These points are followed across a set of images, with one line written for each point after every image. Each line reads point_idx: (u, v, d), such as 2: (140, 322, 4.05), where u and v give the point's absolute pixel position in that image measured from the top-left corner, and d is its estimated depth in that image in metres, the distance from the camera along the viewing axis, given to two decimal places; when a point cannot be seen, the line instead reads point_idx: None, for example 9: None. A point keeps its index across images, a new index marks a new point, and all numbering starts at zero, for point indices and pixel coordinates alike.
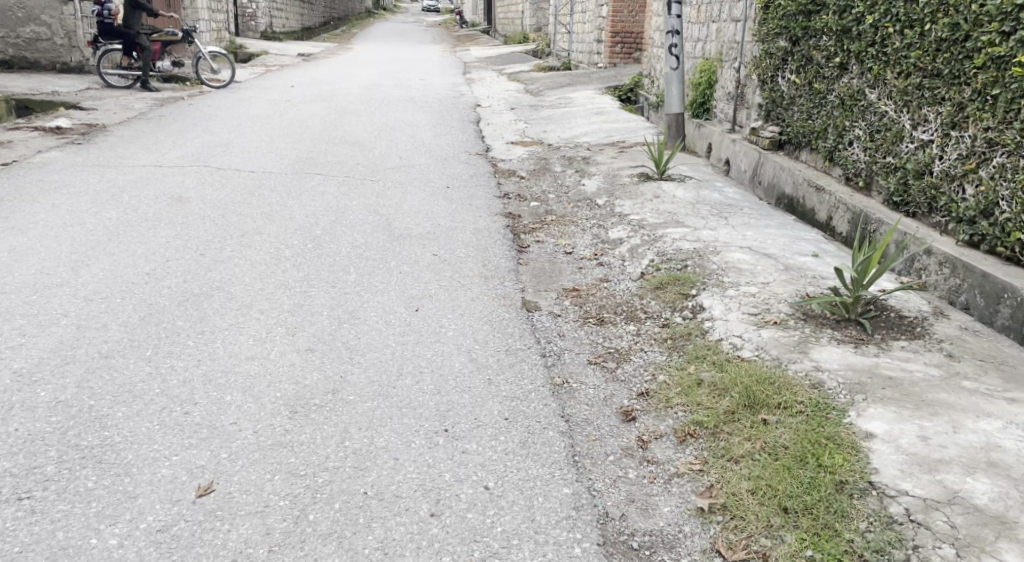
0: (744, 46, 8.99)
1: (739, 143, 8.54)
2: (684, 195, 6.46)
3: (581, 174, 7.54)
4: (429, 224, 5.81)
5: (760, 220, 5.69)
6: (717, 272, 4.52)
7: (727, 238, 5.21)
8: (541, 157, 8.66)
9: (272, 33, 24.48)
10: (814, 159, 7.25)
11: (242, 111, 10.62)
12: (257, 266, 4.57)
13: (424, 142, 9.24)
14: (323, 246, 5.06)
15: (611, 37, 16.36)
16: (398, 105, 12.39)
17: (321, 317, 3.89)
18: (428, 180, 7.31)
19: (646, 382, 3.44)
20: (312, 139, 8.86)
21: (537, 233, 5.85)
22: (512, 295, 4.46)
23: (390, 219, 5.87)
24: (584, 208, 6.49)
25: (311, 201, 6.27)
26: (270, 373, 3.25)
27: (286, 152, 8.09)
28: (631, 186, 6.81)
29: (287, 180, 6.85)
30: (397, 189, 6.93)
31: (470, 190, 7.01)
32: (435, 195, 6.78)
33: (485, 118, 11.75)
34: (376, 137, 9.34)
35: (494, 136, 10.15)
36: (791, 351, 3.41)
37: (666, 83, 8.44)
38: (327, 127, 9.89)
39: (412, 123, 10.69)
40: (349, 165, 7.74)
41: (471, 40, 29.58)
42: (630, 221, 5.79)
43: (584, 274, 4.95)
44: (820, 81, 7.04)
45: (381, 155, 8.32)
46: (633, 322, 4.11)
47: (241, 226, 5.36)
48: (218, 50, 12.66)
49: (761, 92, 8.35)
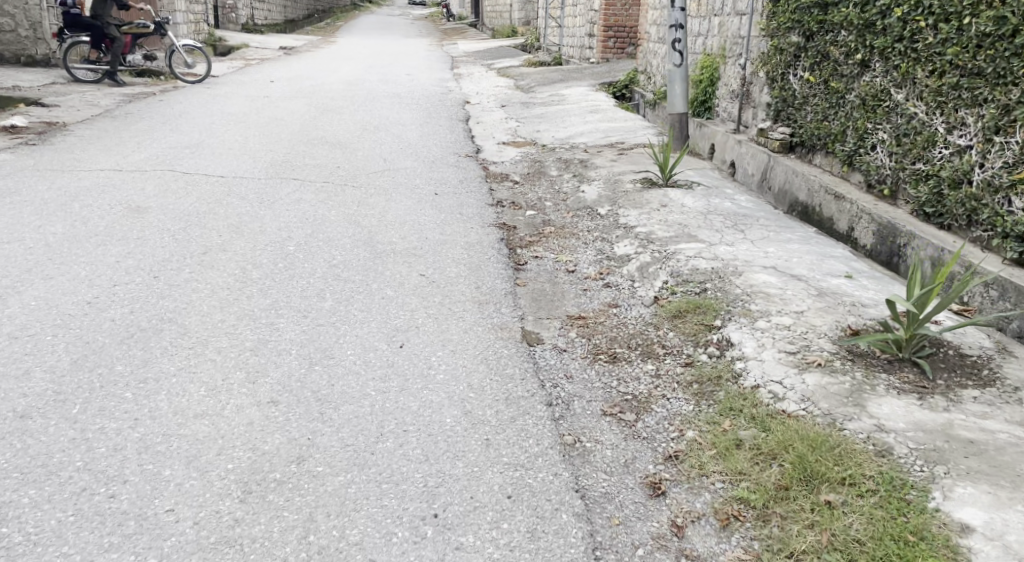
0: (750, 41, 8.45)
1: (746, 145, 8.01)
2: (693, 204, 5.93)
3: (579, 179, 7.00)
4: (414, 238, 5.26)
5: (781, 233, 5.18)
6: (742, 297, 3.99)
7: (748, 255, 4.68)
8: (535, 160, 8.11)
9: (253, 25, 23.79)
10: (830, 164, 6.73)
11: (216, 108, 10.00)
12: (218, 292, 4.01)
13: (410, 143, 8.67)
14: (295, 266, 4.50)
15: (604, 32, 15.79)
16: (383, 101, 11.81)
17: (289, 358, 3.34)
18: (415, 186, 6.75)
19: (672, 441, 2.89)
20: (290, 140, 8.28)
21: (534, 248, 5.32)
22: (510, 325, 3.92)
23: (373, 231, 5.32)
24: (585, 218, 5.95)
25: (284, 209, 5.71)
26: (223, 435, 2.70)
27: (260, 154, 7.50)
28: (635, 193, 6.28)
29: (259, 186, 6.28)
30: (380, 196, 6.38)
31: (460, 198, 6.46)
32: (422, 203, 6.22)
33: (474, 116, 11.19)
34: (359, 137, 8.77)
35: (484, 136, 9.59)
36: (845, 405, 2.87)
37: (669, 80, 7.90)
38: (307, 125, 9.31)
39: (397, 122, 10.11)
40: (328, 168, 7.16)
41: (457, 33, 28.95)
42: (638, 235, 5.27)
43: (589, 298, 4.42)
44: (838, 79, 6.51)
45: (363, 157, 7.75)
46: (651, 359, 3.57)
47: (203, 241, 4.80)
48: (192, 42, 12.03)
49: (770, 90, 7.82)
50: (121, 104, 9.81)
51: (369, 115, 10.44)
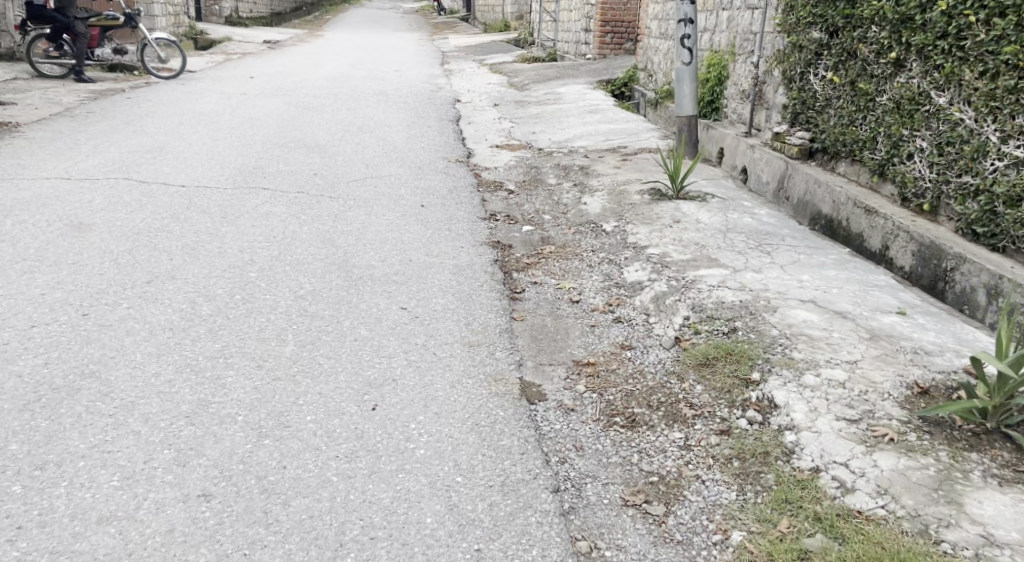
0: (764, 37, 7.83)
1: (761, 151, 7.41)
2: (709, 220, 5.33)
3: (580, 190, 6.38)
4: (397, 261, 4.63)
5: (813, 256, 4.57)
6: (779, 340, 3.38)
7: (781, 283, 4.06)
8: (531, 166, 7.49)
9: (237, 18, 23.08)
10: (857, 173, 6.11)
11: (189, 108, 9.34)
12: (157, 334, 3.37)
13: (396, 146, 8.03)
14: (254, 298, 3.87)
15: (601, 27, 15.22)
16: (368, 100, 11.16)
17: (233, 429, 2.69)
18: (399, 196, 6.12)
19: (715, 549, 2.33)
20: (265, 143, 7.65)
21: (532, 272, 4.71)
22: (506, 374, 3.30)
23: (349, 252, 4.70)
24: (588, 235, 5.33)
25: (249, 224, 5.09)
26: (131, 553, 2.18)
27: (230, 159, 6.86)
28: (643, 207, 5.66)
29: (224, 197, 5.65)
30: (360, 207, 5.75)
31: (449, 210, 5.83)
32: (406, 217, 5.59)
33: (466, 116, 10.57)
34: (341, 140, 8.13)
35: (476, 139, 8.96)
36: (937, 504, 2.31)
37: (676, 80, 7.26)
38: (285, 126, 8.66)
39: (383, 122, 9.46)
40: (303, 175, 6.52)
41: (447, 28, 28.30)
42: (650, 258, 4.65)
43: (598, 336, 3.79)
44: (866, 80, 5.90)
45: (343, 162, 7.11)
46: (677, 424, 2.94)
47: (150, 266, 4.16)
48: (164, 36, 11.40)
49: (787, 91, 7.21)
50: (86, 103, 9.15)
51: (353, 114, 9.80)
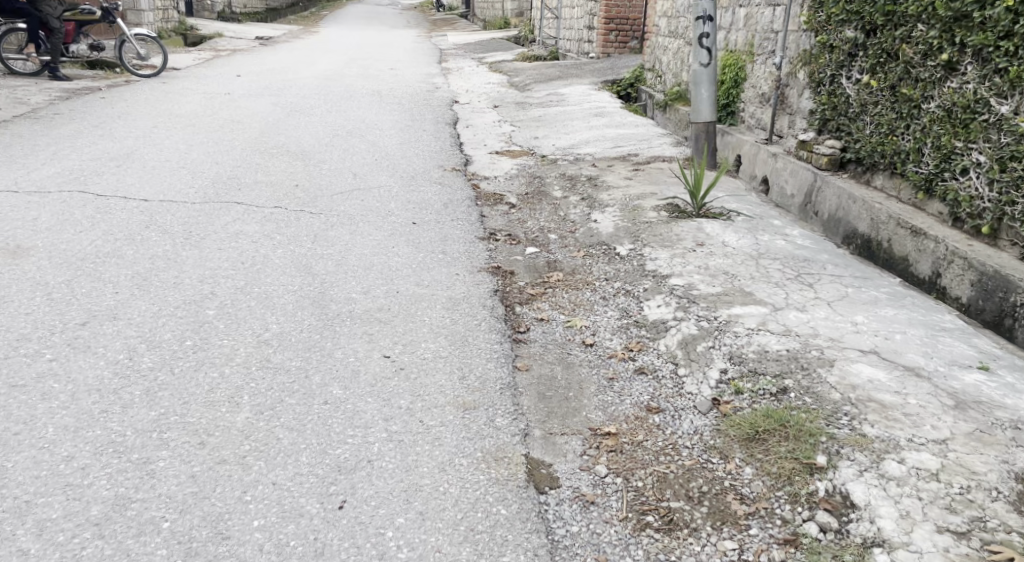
0: (788, 35, 7.21)
1: (784, 160, 6.82)
2: (737, 242, 4.72)
3: (589, 206, 5.78)
4: (382, 293, 4.03)
5: (863, 289, 3.95)
6: (842, 408, 2.75)
7: (832, 326, 3.44)
8: (534, 177, 6.89)
9: (229, 14, 22.48)
10: (897, 187, 5.51)
11: (166, 109, 8.73)
12: (81, 397, 2.76)
13: (388, 153, 7.43)
14: (208, 345, 3.26)
15: (605, 24, 14.61)
16: (361, 100, 10.55)
17: (153, 544, 2.20)
18: (389, 213, 5.53)
19: None
20: (244, 149, 7.04)
21: (536, 305, 4.12)
22: (509, 449, 2.69)
23: (327, 282, 4.10)
24: (601, 260, 4.73)
25: (214, 247, 4.48)
26: None
27: (204, 168, 6.25)
28: (662, 228, 5.05)
29: (190, 213, 5.04)
30: (344, 226, 5.15)
31: (443, 230, 5.23)
32: (396, 238, 4.99)
33: (464, 118, 9.95)
34: (328, 146, 7.53)
35: (475, 145, 8.35)
36: None
37: (693, 82, 6.62)
38: (268, 130, 8.06)
39: (375, 126, 8.85)
40: (283, 187, 5.91)
41: (445, 24, 27.72)
42: (673, 290, 4.04)
43: (617, 393, 3.16)
44: (910, 84, 5.30)
45: (328, 172, 6.51)
46: (727, 526, 2.37)
47: (89, 302, 3.57)
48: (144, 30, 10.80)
49: (815, 95, 6.60)
50: (55, 102, 8.54)
51: (344, 117, 9.19)
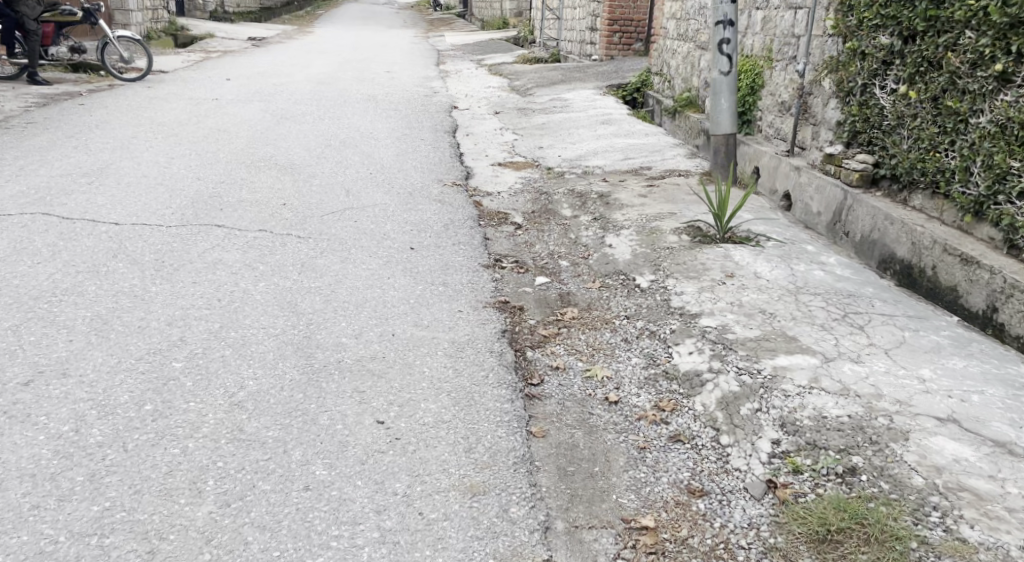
0: (812, 41, 6.74)
1: (809, 175, 6.38)
2: (770, 273, 4.27)
3: (602, 229, 5.34)
4: (375, 338, 3.57)
5: (921, 333, 3.49)
6: (930, 499, 2.37)
7: (897, 384, 2.97)
8: (541, 193, 6.44)
9: (222, 14, 22.00)
10: (938, 208, 5.07)
11: (149, 117, 8.26)
12: (10, 487, 2.36)
13: (384, 167, 6.97)
14: (171, 411, 2.79)
15: (608, 25, 14.16)
16: (356, 107, 10.09)
17: None
18: (384, 237, 5.08)
19: None
20: (230, 163, 6.60)
21: (550, 349, 3.66)
22: (528, 554, 2.30)
23: (314, 325, 3.65)
24: (619, 293, 4.27)
25: (187, 281, 4.02)
26: None
27: (184, 185, 5.81)
28: (685, 255, 4.59)
29: (164, 239, 4.58)
30: (334, 253, 4.70)
31: (443, 257, 4.78)
32: (392, 267, 4.55)
33: (465, 126, 9.50)
34: (320, 159, 7.08)
35: (476, 156, 7.90)
36: None
37: (713, 91, 6.16)
38: (256, 141, 7.61)
39: (370, 135, 8.40)
40: (270, 207, 5.48)
41: (443, 24, 27.28)
42: (705, 333, 3.58)
43: (649, 468, 2.70)
44: (955, 95, 4.84)
45: (319, 189, 6.07)
46: None
47: (36, 354, 3.11)
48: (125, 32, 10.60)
49: (844, 105, 6.14)
50: (30, 110, 8.07)
51: (337, 126, 8.74)
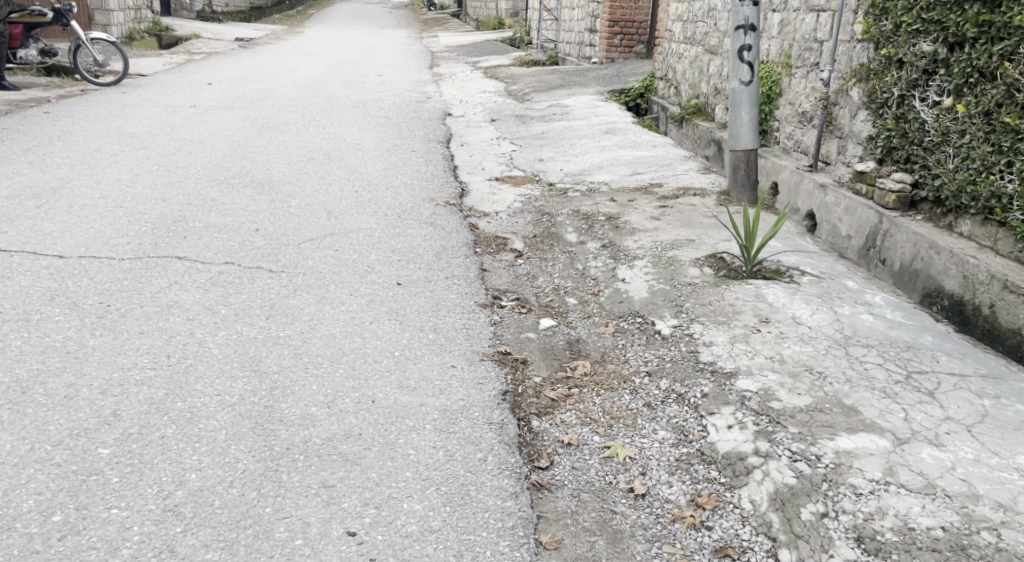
0: (839, 46, 6.17)
1: (836, 194, 5.82)
2: (812, 316, 3.69)
3: (612, 259, 4.79)
4: (351, 408, 2.99)
5: (1004, 402, 2.93)
6: None
7: (995, 479, 2.44)
8: (543, 216, 5.89)
9: (210, 14, 21.41)
10: (992, 236, 4.52)
11: (118, 127, 7.71)
12: None
13: (371, 185, 6.41)
14: (84, 525, 2.27)
15: (609, 27, 13.60)
16: (343, 114, 9.53)
17: None
18: (367, 270, 4.52)
19: None
20: (201, 181, 6.05)
21: (558, 415, 3.09)
22: None
23: (279, 391, 3.07)
24: (636, 342, 3.69)
25: (132, 331, 3.45)
26: None
27: (146, 208, 5.27)
28: (712, 294, 4.02)
29: (113, 276, 4.03)
30: (309, 291, 4.14)
31: (433, 295, 4.22)
32: (374, 308, 3.99)
33: (459, 136, 8.94)
34: (301, 174, 6.53)
35: (471, 170, 7.35)
36: None
37: (733, 103, 5.60)
38: (232, 154, 7.06)
39: (358, 146, 7.84)
40: (240, 234, 4.94)
41: (437, 24, 26.73)
42: (744, 401, 2.98)
43: None
44: (1013, 109, 4.29)
45: (298, 211, 5.53)
46: None
47: None
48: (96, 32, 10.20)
49: (876, 118, 5.58)
50: None
51: (323, 136, 8.19)
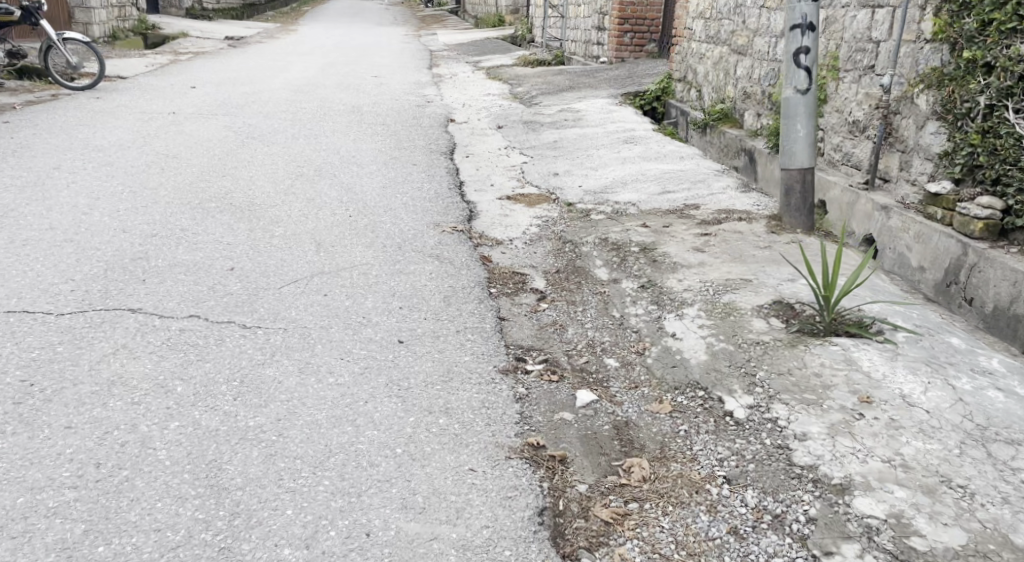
0: (902, 47, 5.38)
1: (901, 217, 5.03)
2: (926, 391, 2.91)
3: (655, 304, 4.02)
4: (337, 547, 2.29)
5: None
6: None
7: None
8: (564, 245, 5.12)
9: (200, 10, 20.61)
10: None
11: (84, 139, 6.98)
12: None
13: (366, 208, 5.65)
14: None
15: (619, 25, 12.79)
16: (336, 121, 8.76)
17: None
18: (362, 323, 3.76)
19: None
20: (169, 205, 5.31)
21: (615, 550, 2.34)
22: None
23: (242, 522, 2.34)
24: (702, 430, 2.90)
25: (55, 427, 2.69)
26: None
27: (102, 241, 4.54)
28: (788, 358, 3.24)
29: (44, 340, 3.30)
30: (290, 356, 3.37)
31: (443, 358, 3.46)
32: (370, 381, 3.22)
33: (464, 145, 8.17)
34: (286, 194, 5.78)
35: (479, 186, 6.58)
36: None
37: (787, 116, 4.83)
38: (209, 170, 6.32)
39: (352, 159, 7.09)
40: (210, 275, 4.20)
41: (436, 22, 25.82)
42: (872, 537, 2.26)
43: None
44: None
45: (280, 242, 4.77)
46: None
47: None
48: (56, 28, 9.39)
49: (953, 131, 4.81)
50: None
51: (314, 147, 7.43)
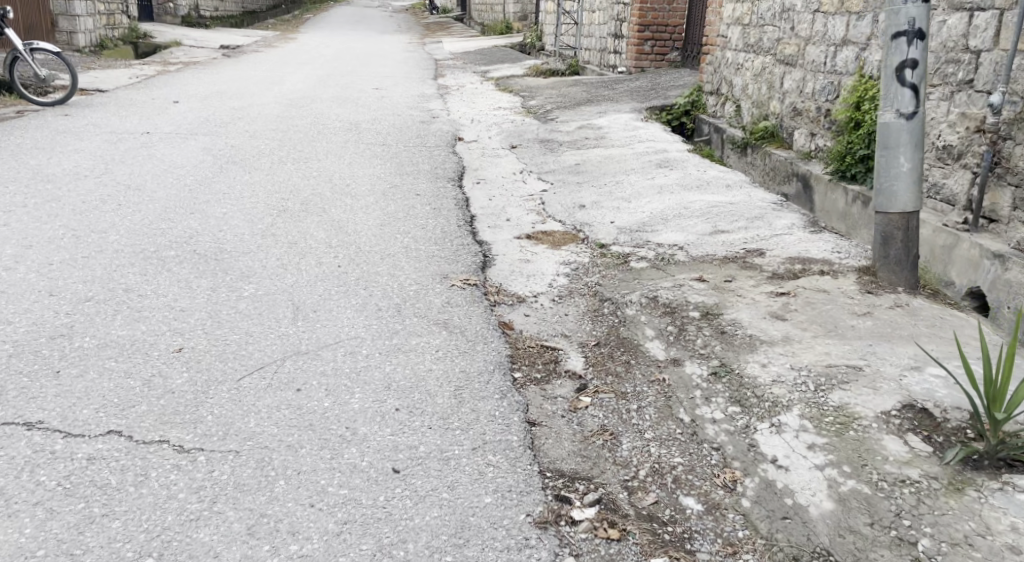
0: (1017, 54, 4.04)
1: None
2: None
3: (736, 401, 3.00)
4: None
5: None
6: None
7: None
8: (601, 304, 4.13)
9: (197, 19, 19.66)
10: None
11: (36, 167, 6.02)
12: None
13: (359, 254, 4.68)
14: None
15: (639, 32, 11.80)
16: (333, 140, 7.82)
17: None
18: (343, 441, 2.74)
19: None
20: (118, 254, 4.34)
21: None
22: None
23: None
24: None
25: None
26: None
27: (22, 310, 3.57)
28: (958, 511, 2.36)
29: None
30: (236, 504, 2.43)
31: (452, 503, 2.48)
32: (349, 550, 2.30)
33: (474, 168, 7.19)
34: (263, 236, 4.80)
35: (493, 221, 5.60)
36: None
37: (885, 157, 3.84)
38: (175, 205, 5.35)
39: (347, 188, 6.13)
40: (151, 359, 3.21)
41: (441, 29, 24.94)
42: None
43: None
44: None
45: (248, 306, 3.79)
46: None
47: None
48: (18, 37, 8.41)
49: None
50: None
51: (303, 173, 6.46)
